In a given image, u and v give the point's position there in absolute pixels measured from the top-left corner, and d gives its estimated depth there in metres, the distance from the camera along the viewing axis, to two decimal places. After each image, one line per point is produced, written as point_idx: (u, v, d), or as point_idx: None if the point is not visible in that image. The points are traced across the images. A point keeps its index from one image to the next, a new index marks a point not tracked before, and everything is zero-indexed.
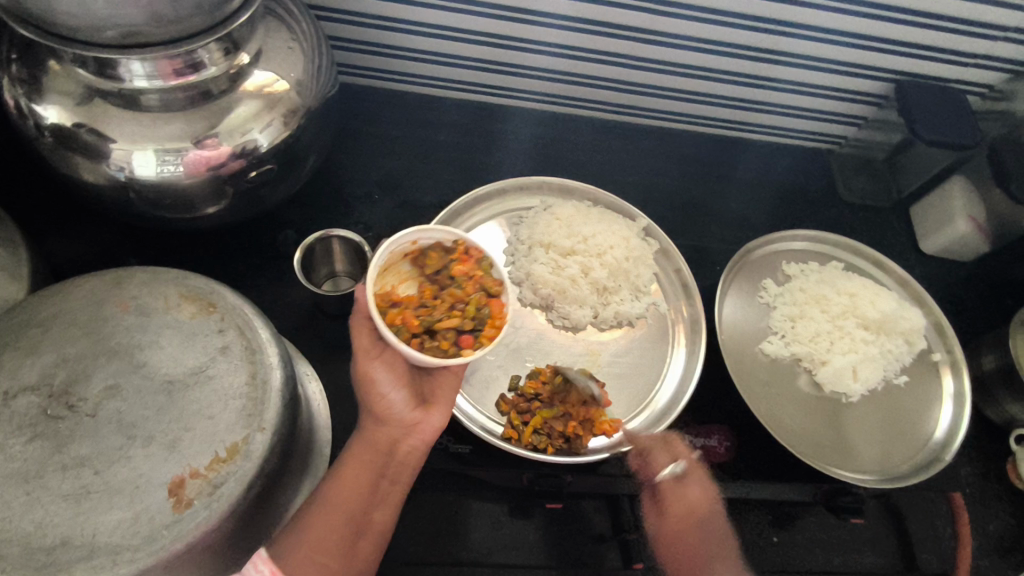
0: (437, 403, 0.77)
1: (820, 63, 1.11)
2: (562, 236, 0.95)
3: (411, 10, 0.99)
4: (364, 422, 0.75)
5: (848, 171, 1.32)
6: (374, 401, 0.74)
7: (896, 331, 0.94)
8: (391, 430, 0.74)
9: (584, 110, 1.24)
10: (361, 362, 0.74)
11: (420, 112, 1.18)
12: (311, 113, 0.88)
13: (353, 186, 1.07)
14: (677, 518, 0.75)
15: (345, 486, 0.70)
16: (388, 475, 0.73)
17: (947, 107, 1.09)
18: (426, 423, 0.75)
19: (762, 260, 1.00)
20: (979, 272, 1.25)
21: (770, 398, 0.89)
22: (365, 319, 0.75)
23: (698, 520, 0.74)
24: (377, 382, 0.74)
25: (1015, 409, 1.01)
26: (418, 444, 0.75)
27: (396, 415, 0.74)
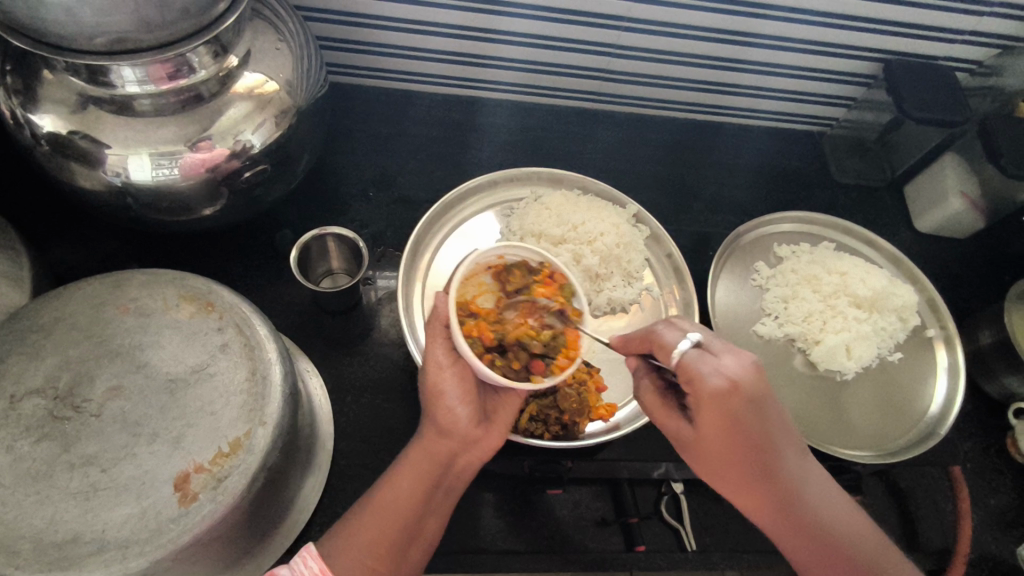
0: (498, 422, 0.78)
1: (803, 45, 1.11)
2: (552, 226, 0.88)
3: (389, 7, 0.99)
4: (424, 432, 0.76)
5: (840, 153, 1.33)
6: (440, 414, 0.75)
7: (888, 308, 0.90)
8: (453, 443, 0.75)
9: (569, 102, 1.24)
10: (432, 371, 0.75)
11: (407, 109, 1.18)
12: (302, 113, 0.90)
13: (346, 184, 1.08)
14: (721, 410, 0.64)
15: (401, 493, 0.71)
16: (444, 486, 0.74)
17: (933, 87, 1.12)
18: (486, 441, 0.77)
19: (756, 241, 0.99)
20: (975, 248, 1.26)
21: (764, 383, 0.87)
22: (441, 326, 0.74)
23: (750, 406, 0.64)
24: (445, 396, 0.76)
25: (1012, 382, 1.02)
26: (474, 459, 0.77)
27: (462, 430, 0.75)
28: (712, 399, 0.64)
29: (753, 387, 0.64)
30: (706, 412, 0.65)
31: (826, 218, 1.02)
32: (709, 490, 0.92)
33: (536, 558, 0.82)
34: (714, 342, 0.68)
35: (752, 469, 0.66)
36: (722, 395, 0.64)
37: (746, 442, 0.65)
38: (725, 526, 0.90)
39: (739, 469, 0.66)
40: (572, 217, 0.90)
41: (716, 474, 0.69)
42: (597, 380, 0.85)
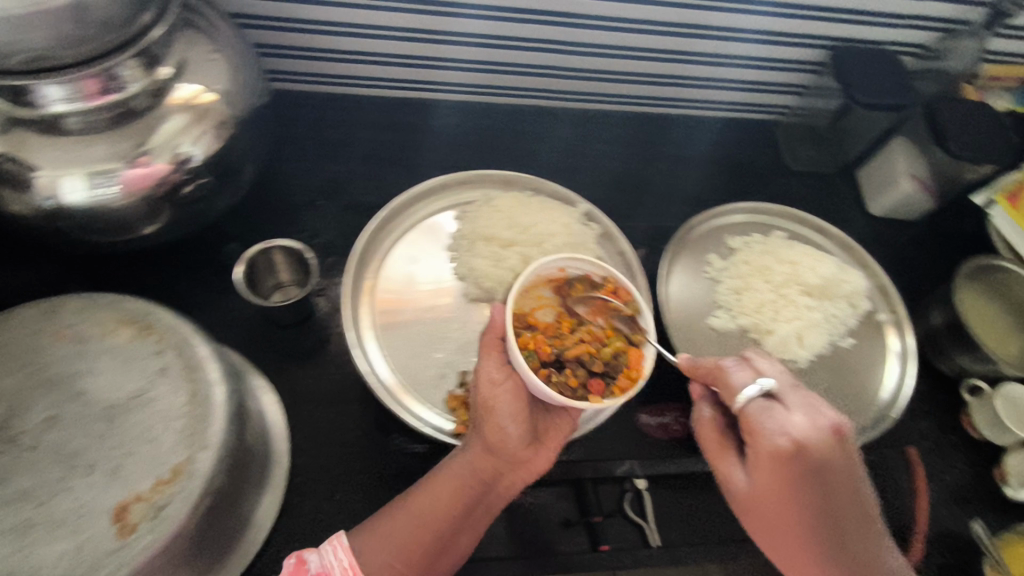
0: (550, 444, 0.76)
1: (753, 35, 1.12)
2: (504, 228, 0.85)
3: (333, 11, 0.97)
4: (471, 445, 0.73)
5: (794, 141, 1.33)
6: (490, 431, 0.71)
7: (839, 295, 0.91)
8: (502, 462, 0.72)
9: (525, 100, 1.23)
10: (483, 382, 0.72)
11: (360, 114, 1.16)
12: (242, 123, 0.87)
13: (298, 194, 1.06)
14: (780, 471, 0.62)
15: (439, 502, 0.69)
16: (484, 506, 0.71)
17: (882, 72, 1.13)
18: (536, 462, 0.74)
19: (708, 233, 0.98)
20: (927, 230, 1.28)
21: None
22: (495, 338, 0.73)
23: (812, 473, 0.61)
24: (498, 412, 0.72)
25: (964, 361, 1.05)
26: (520, 481, 0.73)
27: (512, 450, 0.72)
28: (770, 459, 0.62)
29: (822, 454, 0.61)
30: (762, 473, 0.63)
31: (776, 207, 1.03)
32: (672, 484, 0.93)
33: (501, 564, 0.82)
34: (789, 395, 0.65)
35: (801, 536, 0.64)
36: (783, 456, 0.61)
37: (800, 511, 0.63)
38: (689, 521, 0.91)
39: (785, 533, 0.65)
40: (523, 219, 0.87)
41: (760, 530, 0.67)
42: None
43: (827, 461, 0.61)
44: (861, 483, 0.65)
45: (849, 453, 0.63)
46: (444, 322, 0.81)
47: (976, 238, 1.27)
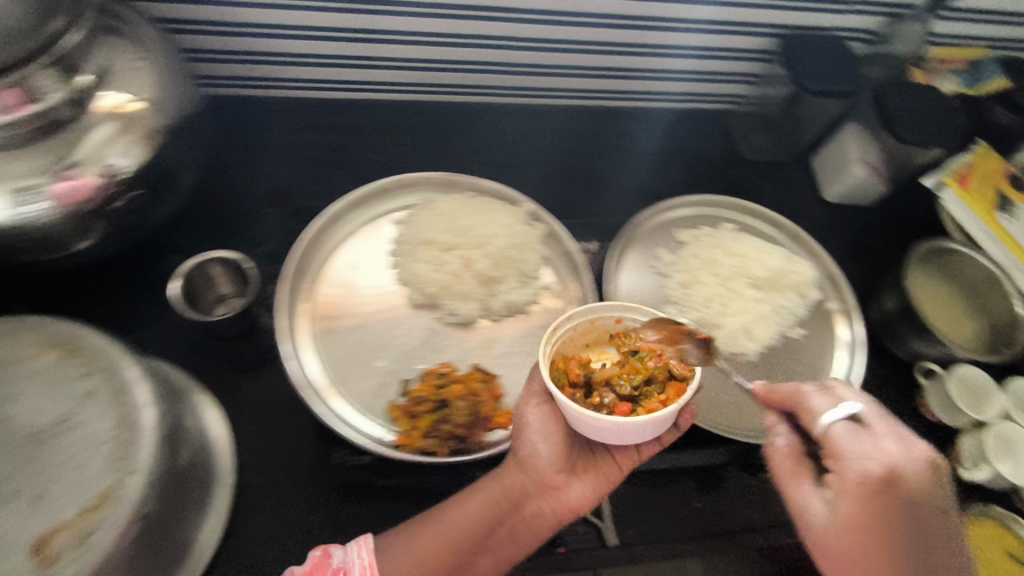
0: (585, 478, 0.76)
1: (699, 25, 1.11)
2: (444, 231, 0.84)
3: (267, 13, 0.95)
4: (505, 465, 0.76)
5: (748, 130, 1.33)
6: (522, 448, 0.75)
7: (786, 286, 0.91)
8: (530, 484, 0.74)
9: (476, 97, 1.21)
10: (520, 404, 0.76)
11: (306, 117, 1.12)
12: (172, 132, 0.85)
13: (242, 203, 1.03)
14: (876, 500, 0.63)
15: (465, 515, 0.71)
16: (508, 529, 0.72)
17: (829, 58, 1.13)
18: (566, 491, 0.74)
19: (656, 227, 0.97)
20: (882, 215, 1.29)
21: None
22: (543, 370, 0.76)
23: (907, 502, 0.63)
24: (528, 430, 0.75)
25: (918, 345, 1.06)
26: (548, 509, 0.73)
27: (542, 468, 0.74)
28: (861, 483, 0.64)
29: (913, 484, 0.63)
30: (851, 499, 0.64)
31: (726, 199, 1.02)
32: (630, 482, 0.92)
33: None
34: (876, 423, 0.68)
35: None
36: (874, 480, 0.63)
37: (893, 547, 0.61)
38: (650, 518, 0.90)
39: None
40: (465, 222, 0.86)
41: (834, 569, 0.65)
42: (495, 385, 0.77)
43: (920, 493, 0.63)
44: (954, 527, 0.64)
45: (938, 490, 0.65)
46: (385, 330, 0.80)
47: (929, 221, 1.28)
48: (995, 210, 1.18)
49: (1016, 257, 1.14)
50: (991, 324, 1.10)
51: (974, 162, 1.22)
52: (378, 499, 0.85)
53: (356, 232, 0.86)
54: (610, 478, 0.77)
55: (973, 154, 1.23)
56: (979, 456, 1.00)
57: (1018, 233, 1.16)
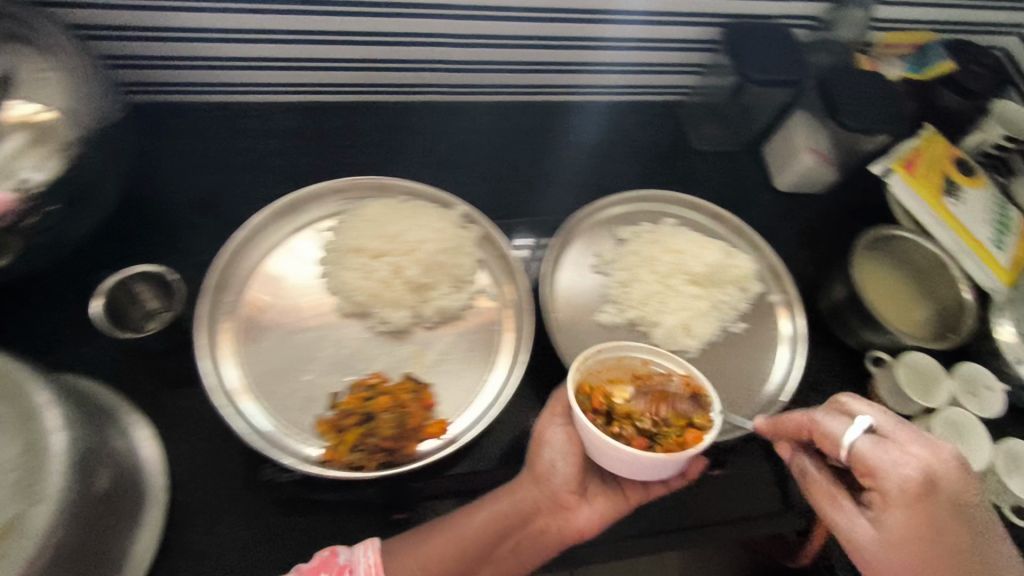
0: (592, 501, 0.82)
1: (640, 15, 1.11)
2: (371, 238, 0.83)
3: (193, 15, 0.93)
4: (522, 476, 0.83)
5: (699, 120, 1.32)
6: (539, 463, 0.82)
7: (726, 280, 0.90)
8: (541, 499, 0.81)
9: (419, 95, 1.19)
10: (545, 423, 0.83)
11: (242, 121, 1.09)
12: (88, 142, 0.81)
13: (175, 213, 1.00)
14: (923, 513, 0.64)
15: (475, 523, 0.78)
16: (513, 542, 0.78)
17: (772, 46, 1.12)
18: (574, 513, 0.81)
19: (597, 225, 0.96)
20: (832, 203, 1.29)
21: None
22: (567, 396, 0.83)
23: (952, 507, 0.64)
24: (550, 448, 0.81)
25: (867, 333, 1.06)
26: (553, 527, 0.80)
27: (555, 485, 0.81)
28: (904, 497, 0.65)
29: (949, 483, 0.65)
30: (902, 515, 0.65)
31: (668, 194, 1.01)
32: None
33: None
34: (895, 431, 0.68)
35: None
36: (917, 492, 0.64)
37: (945, 553, 0.64)
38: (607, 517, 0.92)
39: None
40: (394, 227, 0.84)
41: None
42: (427, 395, 0.76)
43: (956, 494, 0.65)
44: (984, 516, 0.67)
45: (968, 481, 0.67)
46: (314, 342, 0.78)
47: (877, 207, 1.29)
48: (942, 194, 1.18)
49: (962, 241, 1.14)
50: (937, 308, 1.12)
51: (922, 146, 1.21)
52: (319, 512, 0.83)
53: (283, 241, 0.84)
54: (614, 504, 0.83)
55: (921, 138, 1.23)
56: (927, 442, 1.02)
57: (964, 217, 1.16)
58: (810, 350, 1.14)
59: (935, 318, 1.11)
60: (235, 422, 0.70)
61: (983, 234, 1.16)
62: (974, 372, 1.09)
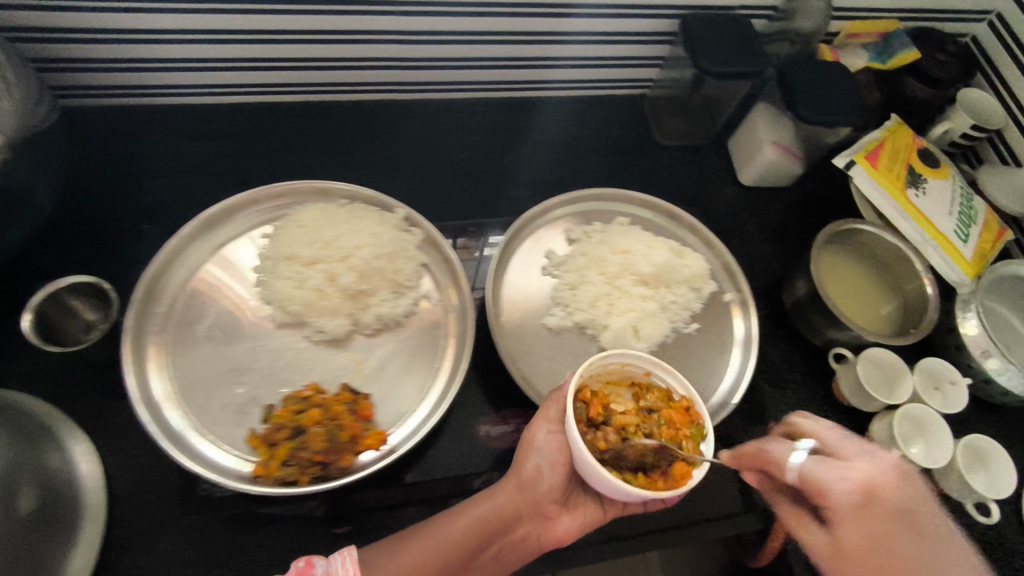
0: (572, 510, 0.81)
1: (596, 9, 1.08)
2: (306, 244, 0.80)
3: (129, 16, 0.90)
4: (507, 481, 0.80)
5: (661, 115, 1.30)
6: (526, 470, 0.79)
7: (675, 280, 0.89)
8: (525, 506, 0.78)
9: (373, 94, 1.17)
10: (534, 428, 0.79)
11: (188, 124, 1.07)
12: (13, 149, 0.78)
13: (117, 221, 0.97)
14: (870, 526, 0.62)
15: (457, 531, 0.75)
16: (496, 550, 0.77)
17: (731, 38, 1.10)
18: (555, 523, 0.79)
19: (546, 226, 0.94)
20: (797, 197, 1.27)
21: (550, 372, 0.82)
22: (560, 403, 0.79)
23: (897, 515, 0.62)
24: (538, 454, 0.78)
25: (828, 330, 1.04)
26: (532, 536, 0.78)
27: (540, 493, 0.79)
28: (851, 510, 0.64)
29: (893, 494, 0.64)
30: (850, 528, 0.63)
31: (620, 192, 0.99)
32: None
33: None
34: (838, 450, 0.70)
35: None
36: (859, 506, 0.64)
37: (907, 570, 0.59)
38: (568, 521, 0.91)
39: None
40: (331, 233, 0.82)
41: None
42: (365, 406, 0.73)
43: (903, 505, 0.63)
44: (947, 528, 0.64)
45: (920, 490, 0.66)
46: (249, 353, 0.75)
47: (842, 200, 1.27)
48: (905, 186, 1.16)
49: (926, 234, 1.13)
50: (902, 303, 1.10)
51: (886, 137, 1.19)
52: (264, 525, 0.82)
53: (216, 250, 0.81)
54: (592, 512, 0.82)
55: (886, 129, 1.20)
56: (889, 440, 0.99)
57: (928, 209, 1.15)
58: (773, 348, 1.12)
59: (898, 313, 1.10)
60: (163, 440, 0.67)
61: (947, 227, 1.14)
62: (937, 366, 1.08)
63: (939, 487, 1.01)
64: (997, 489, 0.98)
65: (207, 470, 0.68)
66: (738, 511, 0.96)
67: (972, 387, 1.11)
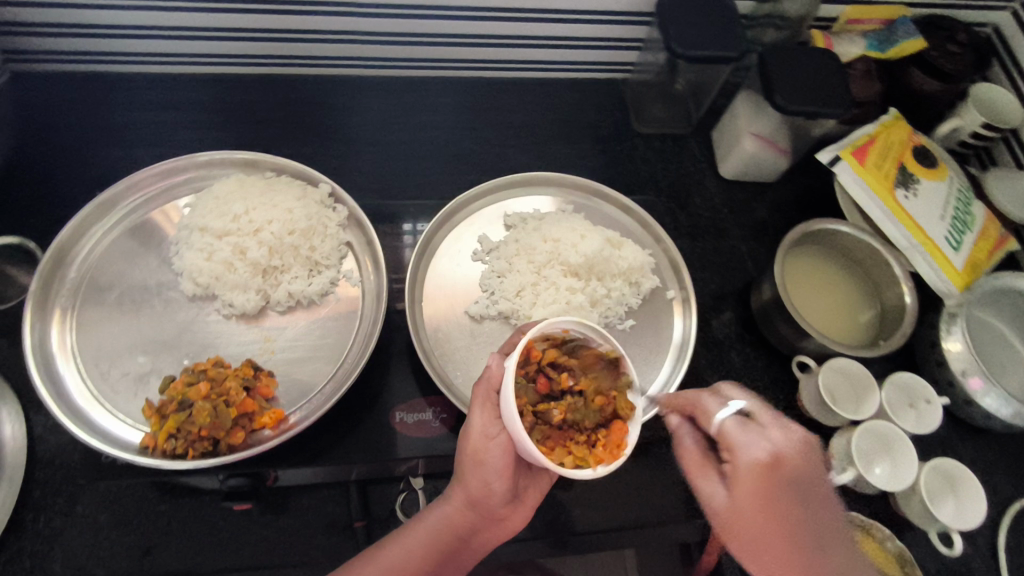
0: (525, 502, 0.77)
1: None
2: (217, 218, 0.83)
3: None
4: (455, 497, 0.74)
5: (641, 102, 1.24)
6: (473, 484, 0.73)
7: (608, 275, 0.88)
8: (478, 518, 0.74)
9: (340, 69, 1.15)
10: (473, 438, 0.71)
11: (153, 93, 1.07)
12: None
13: (71, 186, 0.98)
14: (771, 490, 0.63)
15: (412, 554, 0.71)
16: (456, 563, 0.73)
17: (708, 20, 1.02)
18: (509, 521, 0.75)
19: (484, 212, 0.94)
20: (782, 193, 1.20)
21: (469, 360, 0.82)
22: (492, 394, 0.71)
23: (794, 483, 0.64)
24: (483, 467, 0.71)
25: (792, 335, 0.98)
26: (492, 538, 0.75)
27: (491, 505, 0.73)
28: (755, 474, 0.63)
29: (789, 468, 0.64)
30: (743, 486, 0.64)
31: (559, 176, 0.97)
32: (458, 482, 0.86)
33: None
34: (762, 416, 0.68)
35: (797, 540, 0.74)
36: (763, 469, 0.63)
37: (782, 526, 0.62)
38: None
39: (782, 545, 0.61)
40: (246, 206, 0.84)
41: (738, 546, 0.64)
42: (265, 385, 0.73)
43: (800, 471, 0.64)
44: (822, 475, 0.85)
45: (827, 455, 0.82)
46: (158, 324, 0.77)
47: (831, 199, 1.19)
48: (894, 186, 1.07)
49: (913, 238, 1.04)
50: (881, 311, 1.03)
51: (879, 133, 1.11)
52: (175, 497, 0.80)
53: (137, 223, 0.85)
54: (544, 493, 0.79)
55: (881, 123, 1.12)
56: (847, 456, 0.92)
57: (918, 213, 1.06)
58: (737, 352, 1.05)
59: (876, 321, 1.03)
60: (52, 402, 0.69)
61: (938, 233, 1.05)
62: (911, 382, 0.99)
63: (902, 512, 0.94)
64: (965, 520, 0.89)
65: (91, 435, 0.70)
66: (675, 519, 0.90)
67: (951, 407, 1.02)
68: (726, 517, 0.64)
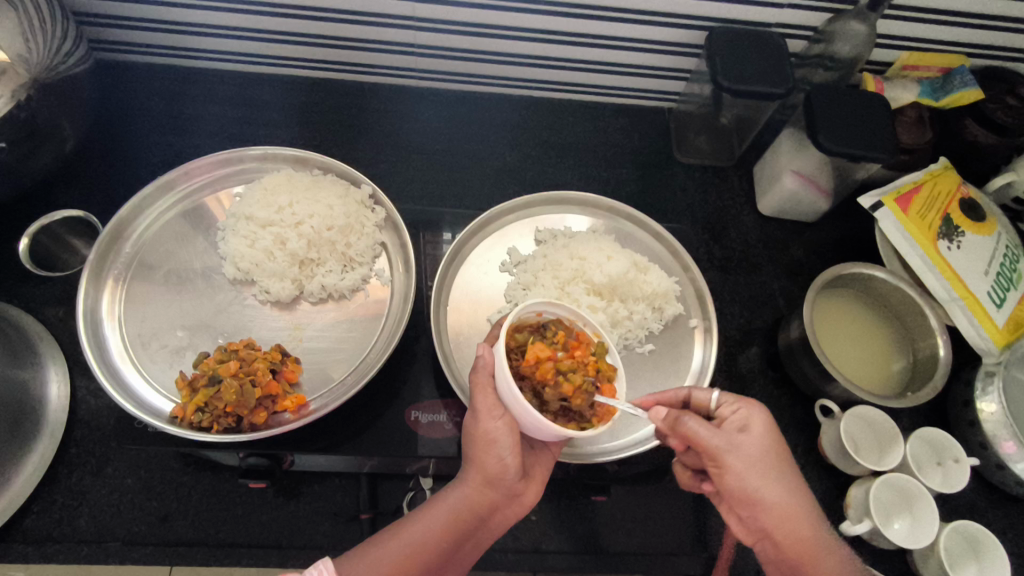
0: (537, 478, 0.76)
1: (627, 15, 1.03)
2: (262, 208, 0.87)
3: None
4: (470, 477, 0.72)
5: (685, 131, 1.26)
6: (489, 462, 0.71)
7: (631, 297, 0.90)
8: (498, 496, 0.72)
9: (396, 79, 1.19)
10: (484, 420, 0.71)
11: (222, 88, 1.14)
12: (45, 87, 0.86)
13: (139, 168, 1.05)
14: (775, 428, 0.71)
15: (434, 531, 0.69)
16: (475, 539, 0.71)
17: (757, 56, 1.02)
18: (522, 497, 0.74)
19: (517, 224, 0.97)
20: (820, 233, 1.19)
21: None
22: (490, 377, 0.71)
23: None
24: (496, 444, 0.71)
25: (816, 379, 0.96)
26: (509, 514, 0.74)
27: (506, 483, 0.72)
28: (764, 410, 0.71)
29: None
30: (756, 424, 0.70)
31: (593, 197, 0.98)
32: None
33: (255, 554, 0.81)
34: None
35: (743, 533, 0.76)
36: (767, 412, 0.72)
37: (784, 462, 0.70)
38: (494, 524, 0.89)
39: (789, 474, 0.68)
40: (290, 200, 0.89)
41: (756, 483, 0.66)
42: (291, 370, 0.78)
43: None
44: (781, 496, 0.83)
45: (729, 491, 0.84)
46: (197, 302, 0.83)
47: (872, 244, 1.17)
48: (937, 236, 1.05)
49: (953, 290, 1.02)
50: (911, 361, 1.00)
51: (924, 181, 1.09)
52: (195, 468, 0.85)
53: (189, 206, 0.91)
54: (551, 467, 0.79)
55: (927, 172, 1.10)
56: (863, 507, 0.91)
57: (961, 265, 1.03)
58: (759, 389, 1.04)
59: (905, 372, 1.00)
60: (93, 364, 0.75)
61: (981, 288, 1.02)
62: (941, 439, 0.95)
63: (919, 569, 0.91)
64: None
65: (127, 399, 0.74)
66: (679, 551, 0.89)
67: (984, 470, 0.98)
68: (746, 453, 0.67)
